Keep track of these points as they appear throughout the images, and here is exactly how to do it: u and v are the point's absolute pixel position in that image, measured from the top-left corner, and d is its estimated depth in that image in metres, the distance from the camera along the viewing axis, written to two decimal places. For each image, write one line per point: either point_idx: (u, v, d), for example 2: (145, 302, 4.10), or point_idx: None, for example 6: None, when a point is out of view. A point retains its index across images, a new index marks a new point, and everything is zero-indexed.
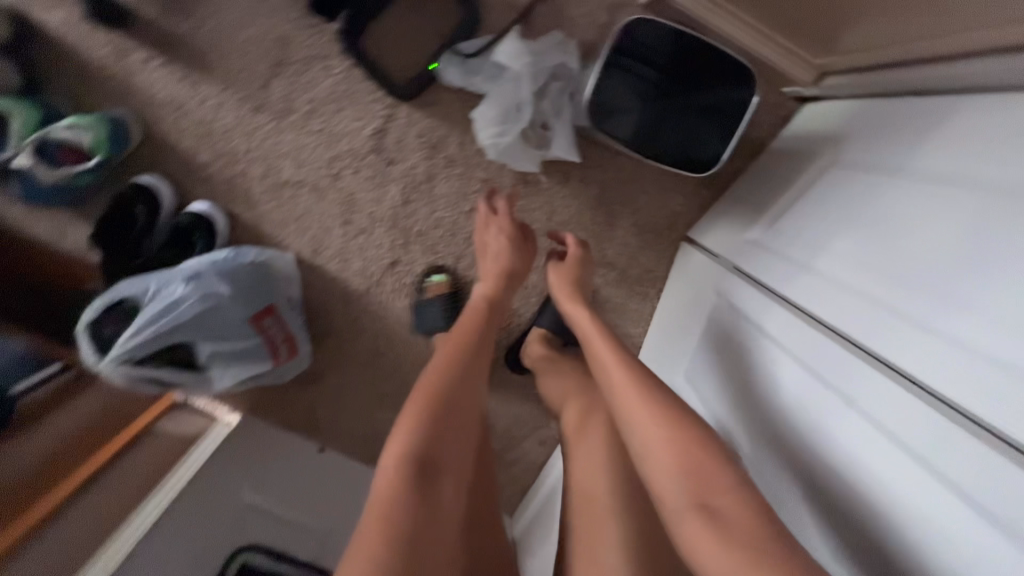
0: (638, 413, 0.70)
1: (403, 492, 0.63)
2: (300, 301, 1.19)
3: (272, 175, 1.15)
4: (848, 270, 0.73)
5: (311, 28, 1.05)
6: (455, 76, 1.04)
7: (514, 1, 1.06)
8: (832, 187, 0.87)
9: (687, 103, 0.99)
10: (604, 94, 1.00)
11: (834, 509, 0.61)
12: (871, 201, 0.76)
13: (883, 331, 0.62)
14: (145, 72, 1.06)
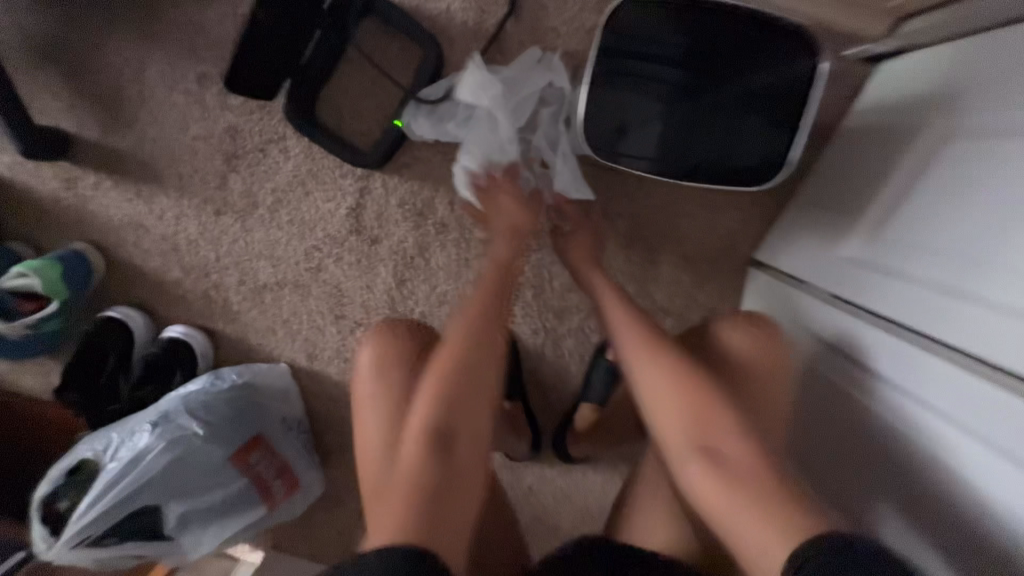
0: (661, 373, 0.63)
1: (427, 463, 0.53)
2: (301, 419, 1.01)
3: (248, 281, 1.00)
4: (886, 245, 0.69)
5: (259, 110, 0.92)
6: (424, 128, 0.86)
7: (481, 26, 0.87)
8: (855, 161, 0.82)
9: (720, 99, 0.76)
10: (610, 109, 0.78)
11: (894, 484, 0.58)
12: (901, 167, 0.71)
13: (914, 298, 0.60)
14: (98, 197, 0.96)
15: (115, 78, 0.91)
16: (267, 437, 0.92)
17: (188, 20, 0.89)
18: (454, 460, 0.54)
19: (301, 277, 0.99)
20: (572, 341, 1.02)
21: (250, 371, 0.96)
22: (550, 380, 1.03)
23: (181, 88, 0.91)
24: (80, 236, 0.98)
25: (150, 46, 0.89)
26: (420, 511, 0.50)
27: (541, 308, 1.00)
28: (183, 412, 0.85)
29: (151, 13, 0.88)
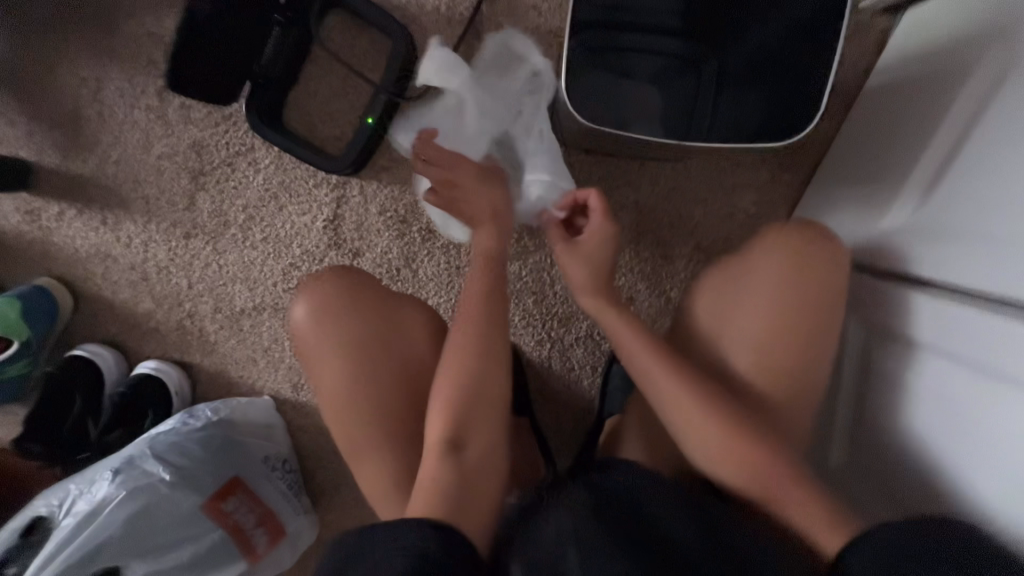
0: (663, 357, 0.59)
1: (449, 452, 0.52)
2: (288, 456, 0.90)
3: (224, 307, 0.91)
4: (945, 179, 0.59)
5: (224, 122, 0.85)
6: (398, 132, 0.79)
7: (454, 11, 0.80)
8: (907, 82, 0.70)
9: (726, 61, 0.67)
10: (602, 82, 0.69)
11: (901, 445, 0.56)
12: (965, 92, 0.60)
13: (976, 257, 0.52)
14: (62, 227, 0.90)
15: (73, 101, 0.85)
16: (246, 480, 0.82)
17: (146, 33, 0.84)
18: (477, 440, 0.53)
19: (280, 300, 0.91)
20: (582, 351, 0.91)
21: (229, 406, 0.87)
22: (561, 396, 0.92)
23: (142, 105, 0.85)
24: (45, 271, 0.91)
25: (108, 63, 0.84)
26: (448, 493, 0.50)
27: (544, 316, 0.90)
28: (149, 457, 0.76)
29: (107, 28, 0.83)
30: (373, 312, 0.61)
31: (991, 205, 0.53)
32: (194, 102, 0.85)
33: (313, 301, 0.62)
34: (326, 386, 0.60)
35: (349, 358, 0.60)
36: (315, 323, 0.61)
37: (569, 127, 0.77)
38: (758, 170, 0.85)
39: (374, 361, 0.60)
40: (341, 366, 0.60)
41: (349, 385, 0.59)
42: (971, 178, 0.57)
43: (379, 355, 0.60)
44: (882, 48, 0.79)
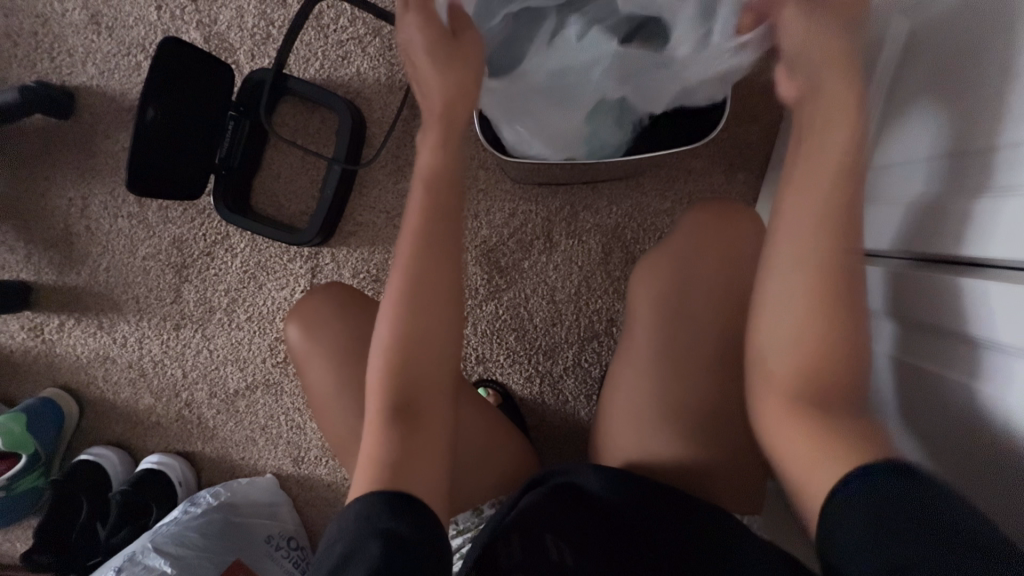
0: (778, 255, 0.46)
1: (394, 373, 0.50)
2: (294, 533, 0.90)
3: (219, 392, 0.93)
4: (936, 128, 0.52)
5: (199, 216, 0.91)
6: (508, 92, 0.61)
7: (392, 81, 0.86)
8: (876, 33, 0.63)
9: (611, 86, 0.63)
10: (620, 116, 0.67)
11: (926, 412, 0.49)
12: (942, 51, 0.52)
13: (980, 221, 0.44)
14: (63, 338, 0.94)
15: (65, 220, 0.93)
16: (247, 563, 0.83)
17: (122, 148, 0.91)
18: (416, 368, 0.50)
19: (272, 375, 0.92)
20: (574, 381, 0.89)
21: (230, 489, 0.89)
22: (562, 431, 0.90)
23: (124, 213, 0.92)
24: (52, 382, 0.96)
25: (92, 182, 0.92)
26: (387, 412, 0.49)
27: (529, 352, 0.89)
28: (149, 551, 0.79)
29: (88, 151, 0.92)
30: (331, 322, 0.68)
31: (930, 168, 0.52)
32: (170, 203, 0.91)
33: (298, 325, 0.69)
34: (320, 402, 0.67)
35: (324, 380, 0.67)
36: (305, 343, 0.68)
37: (514, 164, 0.79)
38: (714, 173, 0.85)
39: (345, 381, 0.66)
40: (325, 385, 0.67)
41: (333, 401, 0.66)
42: (906, 142, 0.56)
43: (350, 382, 0.66)
44: None
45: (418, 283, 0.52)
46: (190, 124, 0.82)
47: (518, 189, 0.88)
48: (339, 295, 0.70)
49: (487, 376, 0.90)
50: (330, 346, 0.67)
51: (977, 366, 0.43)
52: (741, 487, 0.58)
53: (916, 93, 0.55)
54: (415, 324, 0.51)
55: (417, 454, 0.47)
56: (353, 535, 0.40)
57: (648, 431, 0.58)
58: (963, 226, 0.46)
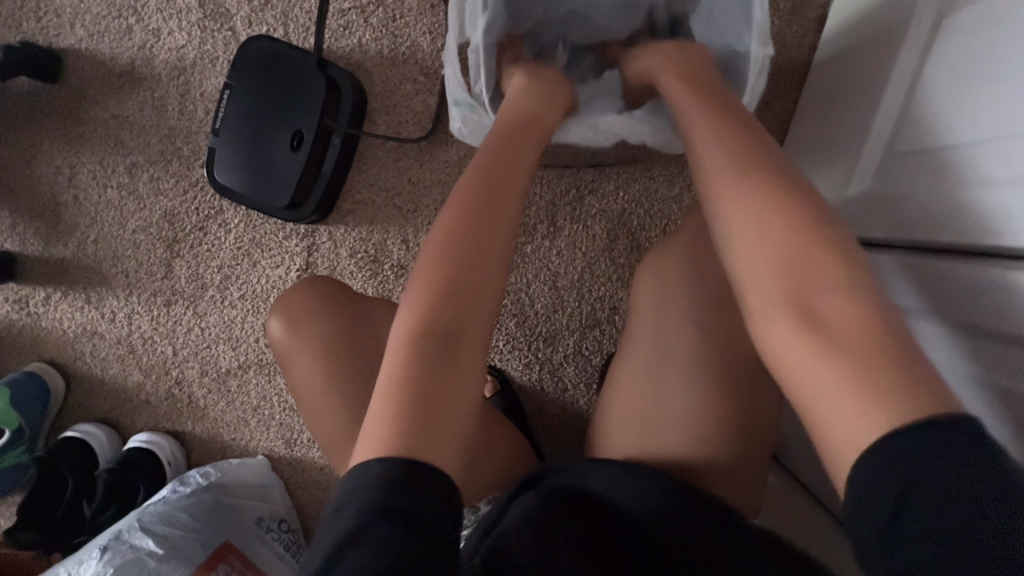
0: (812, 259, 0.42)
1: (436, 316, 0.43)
2: (284, 515, 0.89)
3: (210, 370, 0.91)
4: (944, 121, 0.52)
5: (191, 189, 0.88)
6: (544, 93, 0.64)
7: (395, 54, 0.83)
8: (884, 19, 0.63)
9: None
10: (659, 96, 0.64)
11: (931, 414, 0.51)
12: (956, 42, 0.52)
13: (991, 214, 0.45)
14: (49, 312, 0.92)
15: (51, 189, 0.89)
16: (237, 544, 0.81)
17: (112, 115, 0.88)
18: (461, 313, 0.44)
19: (265, 355, 0.90)
20: (574, 370, 0.87)
21: (219, 470, 0.87)
22: (560, 420, 0.88)
23: (114, 183, 0.89)
24: (37, 356, 0.93)
25: (80, 149, 0.88)
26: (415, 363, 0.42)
27: (529, 338, 0.87)
28: (136, 530, 0.77)
29: (77, 118, 0.88)
30: (320, 310, 0.67)
31: (937, 158, 0.53)
32: (161, 174, 0.88)
33: (286, 314, 0.67)
34: (306, 398, 0.66)
35: (317, 366, 0.65)
36: (290, 332, 0.66)
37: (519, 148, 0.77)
38: None
39: (341, 365, 0.64)
40: (313, 376, 0.65)
41: (325, 385, 0.64)
42: (917, 130, 0.56)
43: (347, 366, 0.64)
44: (826, 21, 0.78)
45: (478, 243, 0.46)
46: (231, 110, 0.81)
47: None
48: (321, 287, 0.69)
49: (486, 362, 0.89)
50: (329, 327, 0.65)
51: (980, 354, 0.45)
52: (741, 484, 0.56)
53: (934, 80, 0.54)
54: (474, 264, 0.45)
55: (432, 431, 0.40)
56: (376, 503, 0.36)
57: (646, 429, 0.57)
58: (971, 218, 0.47)
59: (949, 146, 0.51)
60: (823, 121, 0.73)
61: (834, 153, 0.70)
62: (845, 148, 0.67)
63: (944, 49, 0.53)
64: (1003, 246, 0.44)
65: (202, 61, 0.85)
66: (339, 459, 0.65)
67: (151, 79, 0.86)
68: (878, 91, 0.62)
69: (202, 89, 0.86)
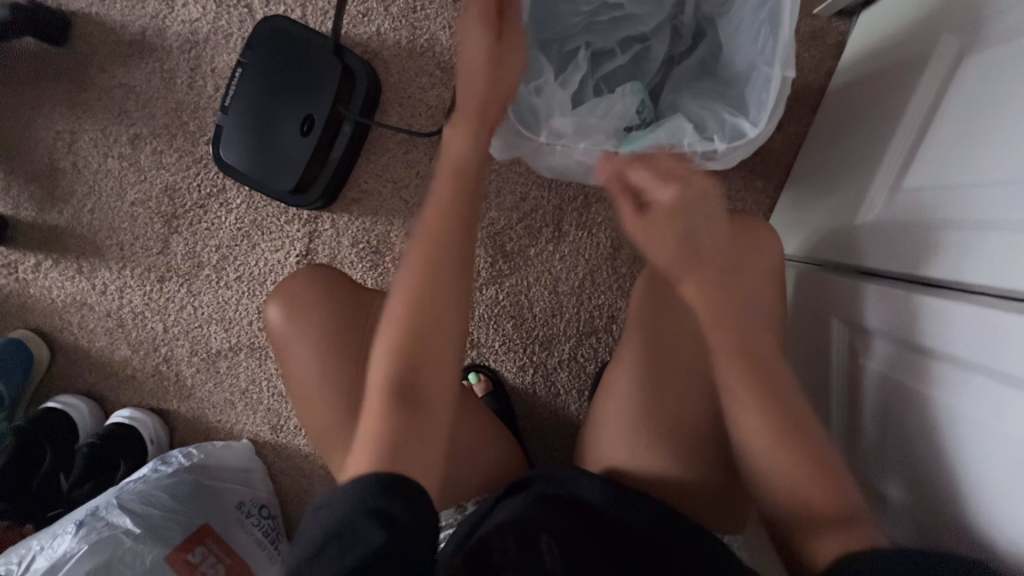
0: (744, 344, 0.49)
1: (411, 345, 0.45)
2: (265, 500, 0.88)
3: (200, 350, 0.90)
4: (954, 160, 0.53)
5: (195, 165, 0.86)
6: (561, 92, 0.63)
7: (413, 46, 0.82)
8: (903, 52, 0.64)
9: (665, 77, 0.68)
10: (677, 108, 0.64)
11: (903, 445, 0.52)
12: (973, 83, 0.53)
13: (985, 253, 0.46)
14: (39, 279, 0.90)
15: (49, 154, 0.87)
16: (216, 527, 0.80)
17: (118, 84, 0.86)
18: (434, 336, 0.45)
19: (257, 338, 0.89)
20: (567, 375, 0.87)
21: (202, 451, 0.86)
22: (550, 425, 0.88)
23: (115, 153, 0.87)
24: (22, 323, 0.91)
25: (82, 116, 0.87)
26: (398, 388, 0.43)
27: (525, 341, 0.87)
28: (114, 507, 0.75)
29: (81, 83, 0.86)
30: (319, 301, 0.66)
31: (944, 192, 0.53)
32: (165, 147, 0.86)
33: (283, 302, 0.66)
34: (301, 390, 0.65)
35: (313, 354, 0.64)
36: (286, 320, 0.66)
37: None
38: (731, 178, 0.83)
39: (337, 356, 0.64)
40: (309, 368, 0.64)
41: (320, 375, 0.64)
42: (928, 165, 0.57)
43: (344, 357, 0.64)
44: (843, 48, 0.79)
45: (440, 257, 0.47)
46: (245, 91, 0.80)
47: (533, 174, 0.85)
48: (317, 277, 0.68)
49: (479, 361, 0.89)
50: (328, 318, 0.65)
51: (957, 388, 0.46)
52: (727, 498, 0.57)
53: (947, 117, 0.55)
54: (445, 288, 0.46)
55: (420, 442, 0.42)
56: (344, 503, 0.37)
57: (633, 441, 0.58)
58: (967, 255, 0.47)
59: (957, 183, 0.52)
60: (832, 147, 0.74)
61: (840, 180, 0.70)
62: (852, 176, 0.68)
63: (962, 88, 0.54)
64: (996, 285, 0.44)
65: (214, 36, 0.84)
66: (328, 450, 0.64)
67: (162, 50, 0.85)
68: (895, 123, 0.62)
69: (214, 64, 0.85)
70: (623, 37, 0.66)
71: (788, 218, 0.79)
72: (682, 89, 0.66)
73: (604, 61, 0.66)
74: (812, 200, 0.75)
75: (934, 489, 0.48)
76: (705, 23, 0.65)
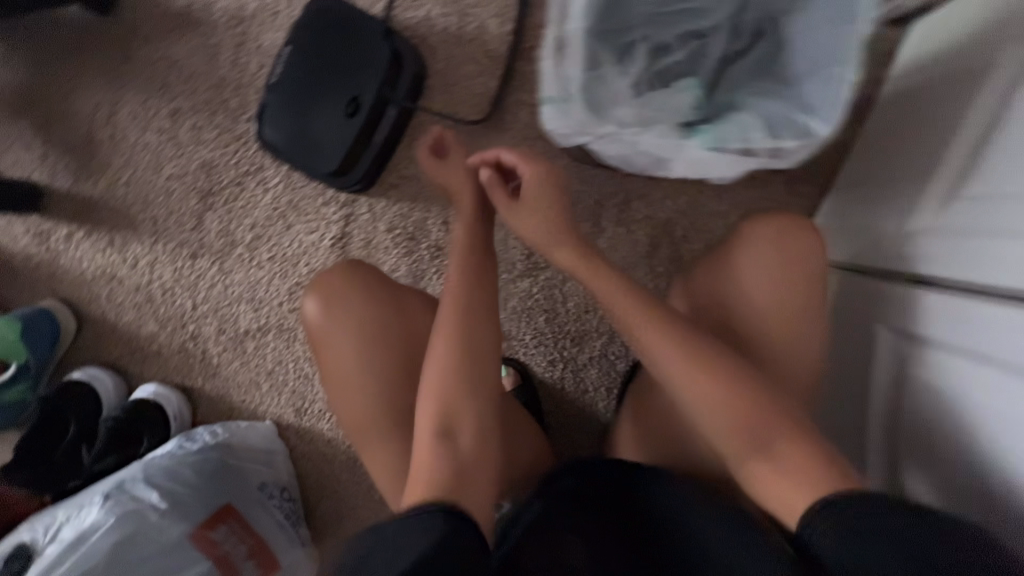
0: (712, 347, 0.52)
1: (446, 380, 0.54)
2: (286, 484, 0.87)
3: (228, 329, 0.89)
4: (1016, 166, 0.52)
5: (234, 142, 0.86)
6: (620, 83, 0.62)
7: (462, 33, 0.81)
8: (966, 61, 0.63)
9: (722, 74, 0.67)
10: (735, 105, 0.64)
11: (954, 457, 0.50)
12: None
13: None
14: (70, 250, 0.89)
15: (88, 124, 0.87)
16: (239, 508, 0.79)
17: (161, 57, 0.85)
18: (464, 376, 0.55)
19: (286, 320, 0.88)
20: (597, 372, 0.87)
21: (228, 429, 0.84)
22: (576, 421, 0.88)
23: (154, 127, 0.86)
24: (50, 294, 0.90)
25: (123, 88, 0.86)
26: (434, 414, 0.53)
27: (557, 335, 0.87)
28: (139, 482, 0.75)
29: (125, 55, 0.86)
30: (356, 296, 0.65)
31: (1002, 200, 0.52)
32: (204, 123, 0.86)
33: (319, 295, 0.65)
34: (338, 374, 0.64)
35: (356, 336, 0.64)
36: (323, 314, 0.65)
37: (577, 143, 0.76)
38: (773, 182, 0.83)
39: (381, 340, 0.64)
40: (350, 351, 0.64)
41: (361, 358, 0.63)
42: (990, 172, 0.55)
43: (387, 341, 0.64)
44: (895, 56, 0.78)
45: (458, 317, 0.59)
46: (294, 68, 0.79)
47: (575, 168, 0.85)
48: (352, 270, 0.67)
49: (509, 353, 0.88)
50: (369, 308, 0.64)
51: (1010, 397, 0.44)
52: None
53: (1011, 123, 0.54)
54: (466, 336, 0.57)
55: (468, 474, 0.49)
56: None
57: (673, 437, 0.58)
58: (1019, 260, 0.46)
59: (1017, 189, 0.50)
60: (885, 156, 0.73)
61: (893, 188, 0.69)
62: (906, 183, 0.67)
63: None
64: None
65: (262, 13, 0.84)
66: (365, 433, 0.64)
67: (207, 25, 0.84)
68: (955, 131, 0.62)
69: (259, 41, 0.84)
70: (683, 32, 0.66)
71: (836, 225, 0.78)
72: (740, 87, 0.65)
73: (663, 55, 0.66)
74: (860, 207, 0.74)
75: (980, 499, 0.47)
76: (768, 21, 0.64)
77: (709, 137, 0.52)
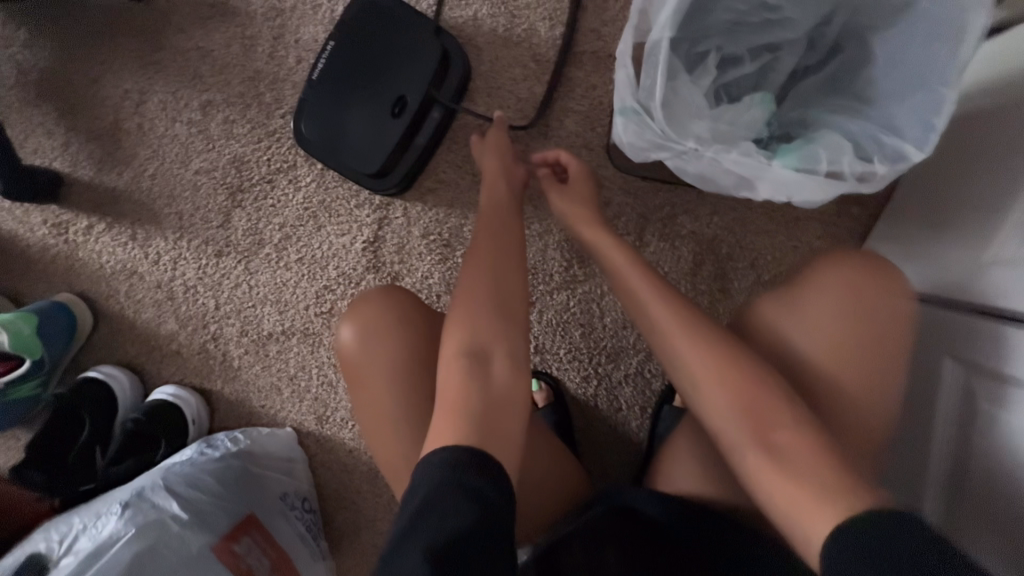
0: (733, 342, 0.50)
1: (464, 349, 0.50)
2: (305, 494, 0.84)
3: (251, 331, 0.86)
4: None
5: (267, 138, 0.82)
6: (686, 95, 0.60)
7: (510, 35, 0.79)
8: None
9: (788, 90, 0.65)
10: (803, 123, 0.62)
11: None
12: None
13: None
14: (89, 242, 0.86)
15: (115, 113, 0.84)
16: (259, 518, 0.76)
17: (195, 47, 0.82)
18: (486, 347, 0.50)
19: (311, 324, 0.85)
20: (632, 391, 0.84)
21: (248, 437, 0.82)
22: (608, 440, 0.85)
23: (184, 118, 0.83)
24: (67, 287, 0.87)
25: (154, 76, 0.83)
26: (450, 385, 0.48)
27: (592, 351, 0.84)
28: (159, 489, 0.71)
29: (157, 43, 0.83)
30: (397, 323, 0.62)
31: None
32: (237, 117, 0.83)
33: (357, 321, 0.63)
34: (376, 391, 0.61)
35: (398, 349, 0.61)
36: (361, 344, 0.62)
37: None
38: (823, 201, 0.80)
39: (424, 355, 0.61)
40: (390, 367, 0.61)
41: (403, 373, 0.60)
42: None
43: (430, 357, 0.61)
44: None
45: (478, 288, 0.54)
46: (333, 66, 0.76)
47: (619, 179, 0.82)
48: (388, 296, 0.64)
49: (542, 367, 0.85)
50: (412, 324, 0.62)
51: None
52: None
53: None
54: (497, 311, 0.53)
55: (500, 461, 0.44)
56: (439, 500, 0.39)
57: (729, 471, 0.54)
58: None
59: None
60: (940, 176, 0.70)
61: (952, 211, 0.66)
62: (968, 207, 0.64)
63: None
64: None
65: (303, 6, 0.81)
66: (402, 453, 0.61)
67: (245, 16, 0.81)
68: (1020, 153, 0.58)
69: (299, 35, 0.81)
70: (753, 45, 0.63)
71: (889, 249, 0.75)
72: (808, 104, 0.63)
73: (730, 68, 0.63)
74: (916, 231, 0.72)
75: None
76: (842, 38, 0.61)
77: (793, 156, 0.49)
